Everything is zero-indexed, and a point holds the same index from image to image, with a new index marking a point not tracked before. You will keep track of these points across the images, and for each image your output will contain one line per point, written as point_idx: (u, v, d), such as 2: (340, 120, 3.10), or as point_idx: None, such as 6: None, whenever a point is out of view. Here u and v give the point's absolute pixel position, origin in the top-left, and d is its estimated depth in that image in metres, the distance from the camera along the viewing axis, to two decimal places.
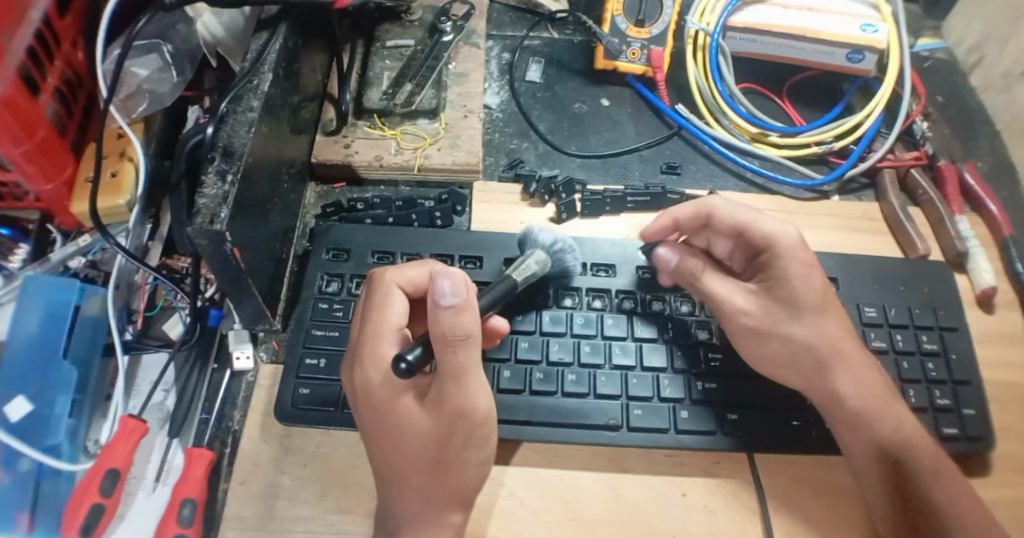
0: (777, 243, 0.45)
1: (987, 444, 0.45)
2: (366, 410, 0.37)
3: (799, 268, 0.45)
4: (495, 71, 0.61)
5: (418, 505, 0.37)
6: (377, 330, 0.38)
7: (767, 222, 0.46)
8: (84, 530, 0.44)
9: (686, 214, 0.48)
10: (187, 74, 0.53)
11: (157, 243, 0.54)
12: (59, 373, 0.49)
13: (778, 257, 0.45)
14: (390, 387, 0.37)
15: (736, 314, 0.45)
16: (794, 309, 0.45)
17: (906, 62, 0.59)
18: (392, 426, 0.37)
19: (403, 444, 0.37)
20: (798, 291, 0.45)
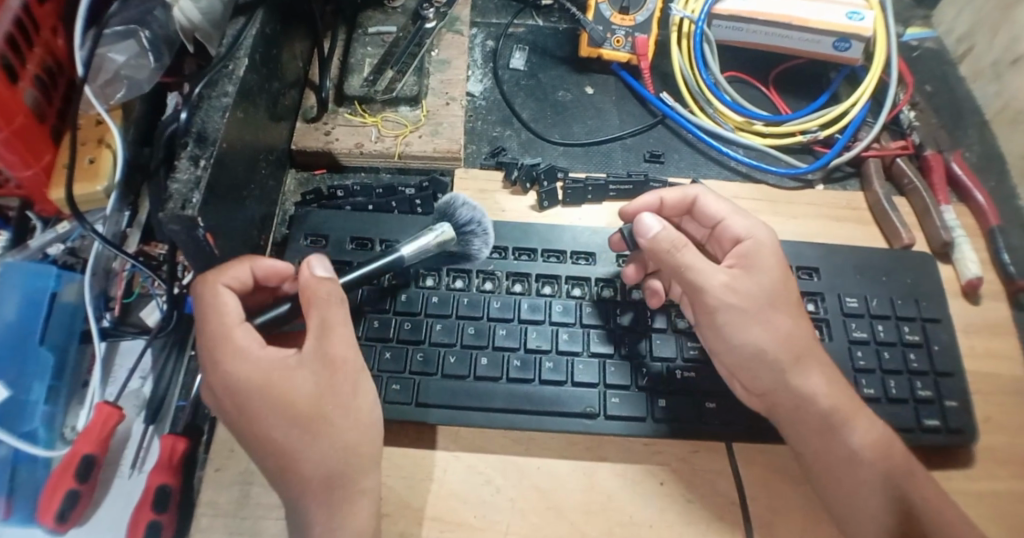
0: (759, 233, 0.45)
1: (968, 435, 0.45)
2: (234, 407, 0.36)
3: (776, 262, 0.44)
4: (479, 59, 0.60)
5: (320, 480, 0.37)
6: (216, 329, 0.37)
7: (743, 219, 0.46)
8: (59, 517, 0.44)
9: (673, 196, 0.47)
10: (165, 60, 0.51)
11: (135, 230, 0.54)
12: (37, 360, 0.49)
13: (757, 247, 0.45)
14: (254, 370, 0.36)
15: (722, 291, 0.43)
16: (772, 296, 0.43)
17: (893, 51, 0.59)
18: (267, 407, 0.36)
19: (283, 422, 0.36)
20: (773, 285, 0.44)
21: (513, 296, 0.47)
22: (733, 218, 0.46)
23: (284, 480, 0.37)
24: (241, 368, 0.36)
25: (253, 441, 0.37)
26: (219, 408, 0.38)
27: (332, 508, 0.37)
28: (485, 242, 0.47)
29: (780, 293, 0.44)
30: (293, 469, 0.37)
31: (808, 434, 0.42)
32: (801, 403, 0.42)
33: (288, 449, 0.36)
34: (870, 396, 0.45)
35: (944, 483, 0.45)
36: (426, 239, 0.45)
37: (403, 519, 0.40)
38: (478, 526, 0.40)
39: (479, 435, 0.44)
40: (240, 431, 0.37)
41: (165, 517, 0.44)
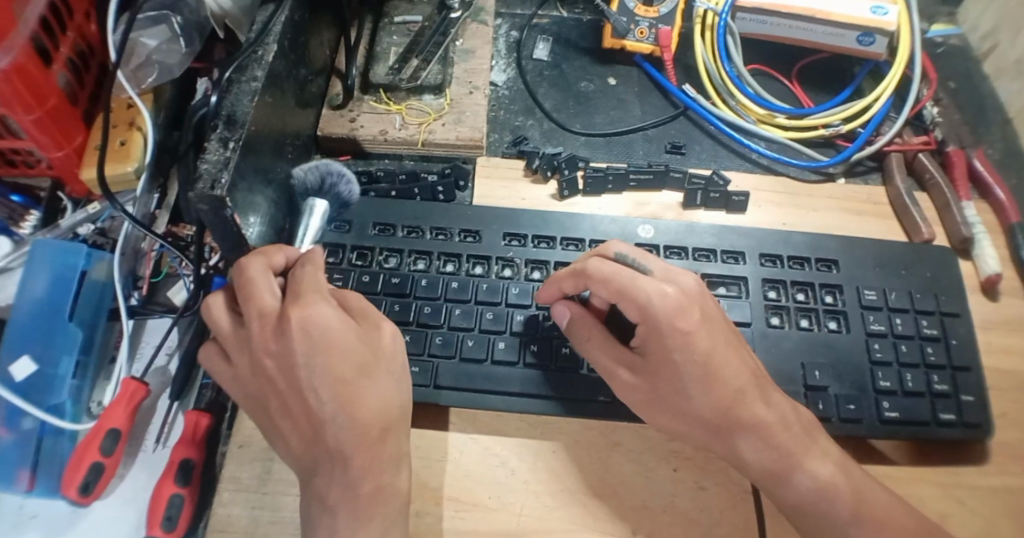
0: (650, 314, 0.38)
1: (984, 430, 0.45)
2: (306, 347, 0.35)
3: (677, 340, 0.38)
4: (502, 49, 0.61)
5: (371, 429, 0.36)
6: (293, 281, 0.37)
7: (642, 292, 0.38)
8: (83, 488, 0.46)
9: (568, 283, 0.42)
10: (196, 45, 0.52)
11: (164, 212, 0.55)
12: (65, 335, 0.50)
13: (656, 326, 0.38)
14: (334, 316, 0.36)
15: (624, 388, 0.41)
16: (678, 384, 0.39)
17: (917, 47, 0.58)
18: (328, 356, 0.35)
19: (329, 375, 0.36)
20: (679, 366, 0.39)
21: (531, 282, 0.47)
22: (622, 300, 0.39)
23: (332, 425, 0.36)
24: (319, 311, 0.36)
25: (312, 386, 0.35)
26: (274, 355, 0.36)
27: (369, 458, 0.36)
28: (350, 180, 0.49)
29: (679, 380, 0.39)
30: (350, 415, 0.36)
31: (761, 475, 0.40)
32: (757, 437, 0.39)
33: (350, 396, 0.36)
34: (886, 388, 0.45)
35: (958, 477, 0.45)
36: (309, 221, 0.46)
37: (420, 498, 0.41)
38: (493, 506, 0.41)
39: (496, 419, 0.45)
40: (297, 378, 0.35)
41: (186, 490, 0.45)
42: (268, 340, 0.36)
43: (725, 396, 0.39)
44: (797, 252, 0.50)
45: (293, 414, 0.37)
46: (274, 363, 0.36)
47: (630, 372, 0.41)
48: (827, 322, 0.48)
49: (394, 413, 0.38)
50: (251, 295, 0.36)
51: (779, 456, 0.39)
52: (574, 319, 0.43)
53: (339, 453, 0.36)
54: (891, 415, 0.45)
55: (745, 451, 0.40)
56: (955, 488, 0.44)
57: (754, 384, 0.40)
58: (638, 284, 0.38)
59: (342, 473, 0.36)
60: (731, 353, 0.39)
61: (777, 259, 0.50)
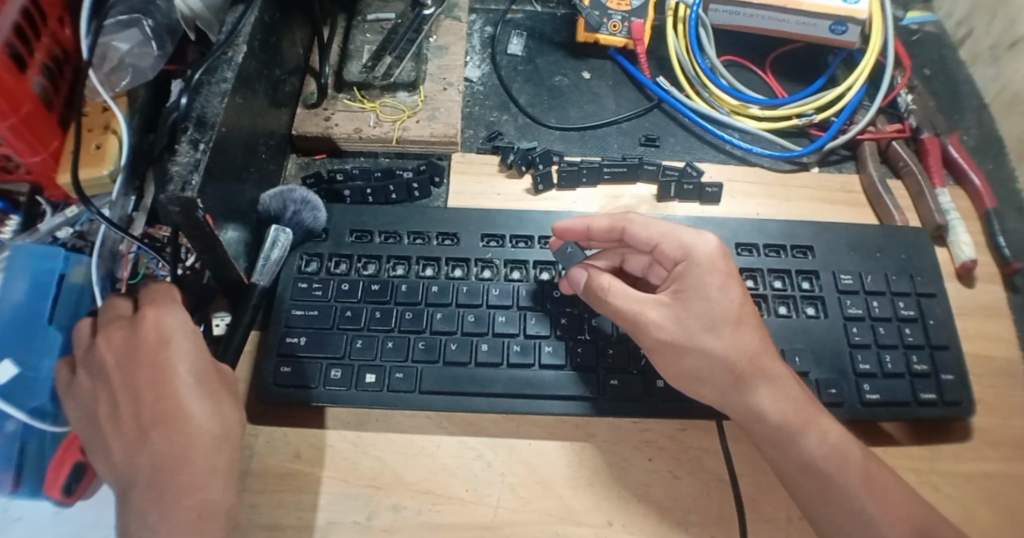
0: (694, 252, 0.42)
1: (964, 408, 0.45)
2: (148, 353, 0.37)
3: (716, 278, 0.41)
4: (477, 44, 0.61)
5: (187, 443, 0.36)
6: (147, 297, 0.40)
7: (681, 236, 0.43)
8: (65, 490, 0.46)
9: (601, 224, 0.45)
10: (168, 48, 0.53)
11: (141, 214, 0.55)
12: (44, 338, 0.50)
13: (697, 264, 0.42)
14: (185, 328, 0.39)
15: (648, 327, 0.41)
16: (712, 319, 0.41)
17: (889, 34, 0.59)
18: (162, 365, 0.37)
19: (158, 384, 0.37)
20: (714, 303, 0.41)
21: (512, 283, 0.47)
22: (665, 239, 0.43)
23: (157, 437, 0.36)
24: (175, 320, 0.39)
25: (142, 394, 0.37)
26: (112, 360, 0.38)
27: (186, 473, 0.36)
28: (315, 206, 0.49)
29: (714, 315, 0.41)
30: (173, 426, 0.36)
31: (767, 437, 0.40)
32: (776, 389, 0.40)
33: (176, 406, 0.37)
34: (865, 371, 0.46)
35: (934, 462, 0.45)
36: (271, 252, 0.46)
37: (396, 492, 0.42)
38: (470, 499, 0.41)
39: (473, 414, 0.45)
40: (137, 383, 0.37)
41: None
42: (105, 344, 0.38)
43: (750, 345, 0.41)
44: (773, 240, 0.50)
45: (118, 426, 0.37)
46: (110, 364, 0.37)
47: (659, 311, 0.41)
48: (805, 308, 0.48)
49: (223, 435, 0.38)
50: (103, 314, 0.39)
51: (774, 431, 0.40)
52: (592, 272, 0.43)
53: (153, 469, 0.35)
54: (872, 397, 0.45)
55: (764, 403, 0.40)
56: (931, 474, 0.45)
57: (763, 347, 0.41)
58: (682, 227, 0.43)
59: (156, 490, 0.35)
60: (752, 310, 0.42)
61: (753, 248, 0.50)
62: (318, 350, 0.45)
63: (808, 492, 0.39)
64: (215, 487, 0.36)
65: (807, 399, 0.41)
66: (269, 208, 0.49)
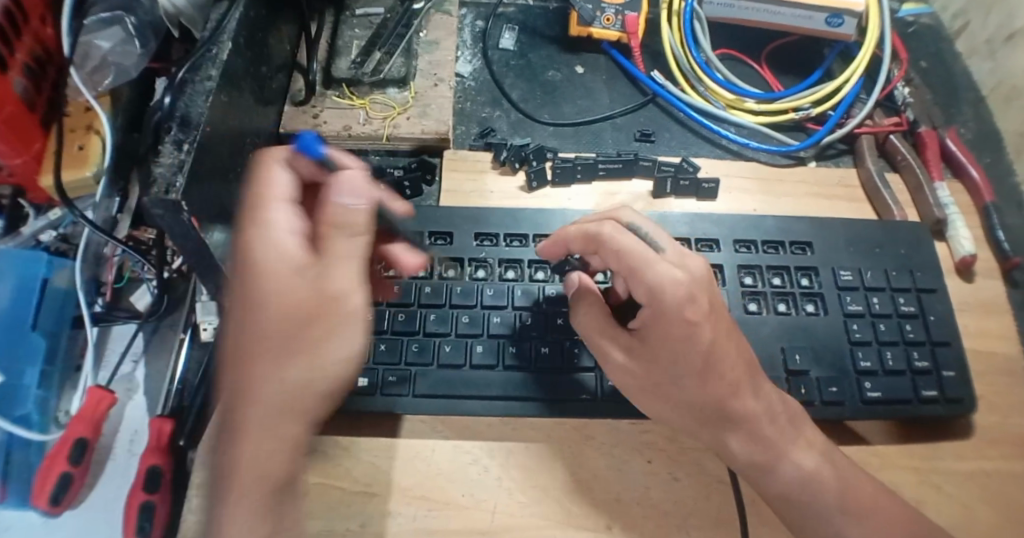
0: (661, 298, 0.36)
1: (965, 405, 0.45)
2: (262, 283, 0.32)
3: (682, 328, 0.36)
4: (468, 39, 0.60)
5: (297, 384, 0.32)
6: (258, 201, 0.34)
7: (652, 271, 0.37)
8: (52, 500, 0.45)
9: (576, 243, 0.42)
10: (151, 45, 0.50)
11: (126, 216, 0.53)
12: (30, 344, 0.49)
13: (662, 313, 0.37)
14: (293, 265, 0.32)
15: (614, 369, 0.40)
16: (674, 370, 0.38)
17: (886, 26, 0.58)
18: (262, 297, 0.32)
19: (278, 318, 0.32)
20: (680, 355, 0.37)
21: (506, 282, 0.46)
22: (631, 277, 0.37)
23: (281, 368, 0.32)
24: (349, 216, 0.33)
25: (313, 305, 0.32)
26: (263, 244, 0.33)
27: (265, 420, 0.31)
28: None
29: (675, 368, 0.38)
30: (308, 352, 0.32)
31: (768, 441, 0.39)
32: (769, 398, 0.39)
33: (309, 337, 0.32)
34: (866, 368, 0.45)
35: (936, 460, 0.45)
36: None
37: (391, 499, 0.41)
38: (467, 505, 0.41)
39: (469, 418, 0.44)
40: (302, 291, 0.32)
41: (156, 497, 0.44)
42: (246, 273, 0.32)
43: (727, 380, 0.38)
44: (771, 236, 0.50)
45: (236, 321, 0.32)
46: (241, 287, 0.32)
47: (625, 354, 0.40)
48: (805, 305, 0.47)
49: (302, 394, 0.32)
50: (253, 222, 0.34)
51: (776, 433, 0.40)
52: (581, 288, 0.43)
53: (248, 408, 0.31)
54: (873, 395, 0.44)
55: (732, 444, 0.40)
56: (932, 472, 0.44)
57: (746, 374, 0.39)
58: (651, 264, 0.37)
59: (231, 439, 0.31)
60: (731, 347, 0.38)
61: (751, 245, 0.49)
62: None
63: (805, 496, 0.39)
64: (290, 431, 0.32)
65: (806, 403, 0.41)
66: None
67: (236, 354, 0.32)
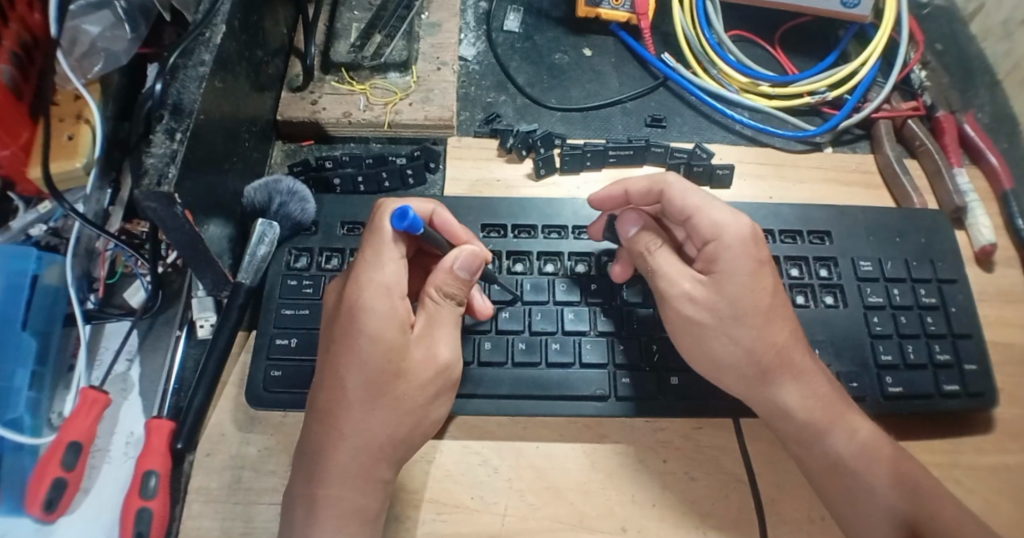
0: (727, 232, 0.39)
1: (988, 399, 0.43)
2: (386, 338, 0.36)
3: (748, 263, 0.39)
4: (471, 21, 0.58)
5: (400, 434, 0.37)
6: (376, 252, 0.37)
7: (717, 211, 0.40)
8: (46, 505, 0.43)
9: (640, 186, 0.43)
10: (142, 30, 0.49)
11: (118, 208, 0.51)
12: (18, 345, 0.47)
13: (728, 248, 0.39)
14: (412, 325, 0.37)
15: (681, 304, 0.40)
16: (739, 306, 0.39)
17: (904, 9, 0.56)
18: (385, 355, 0.36)
19: (398, 370, 0.36)
20: (743, 288, 0.39)
21: (514, 276, 0.45)
22: (698, 216, 0.40)
23: (388, 423, 0.36)
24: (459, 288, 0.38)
25: (424, 372, 0.37)
26: (386, 317, 0.36)
27: (360, 460, 0.36)
28: (302, 197, 0.46)
29: (741, 300, 0.39)
30: (412, 407, 0.37)
31: None
32: (796, 389, 0.39)
33: (422, 398, 0.37)
34: (887, 362, 0.44)
35: (957, 456, 0.43)
36: (258, 248, 0.44)
37: (398, 502, 0.39)
38: (476, 508, 0.39)
39: (477, 417, 0.42)
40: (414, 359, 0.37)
41: (154, 503, 0.40)
42: (378, 324, 0.36)
43: (778, 338, 0.40)
44: (789, 225, 0.48)
45: (348, 382, 0.35)
46: (371, 336, 0.35)
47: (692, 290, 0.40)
48: (824, 297, 0.46)
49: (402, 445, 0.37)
50: (371, 280, 0.36)
51: (798, 428, 0.39)
52: (645, 225, 0.41)
53: (347, 444, 0.36)
54: (894, 390, 0.43)
55: (784, 405, 0.39)
56: (954, 468, 0.43)
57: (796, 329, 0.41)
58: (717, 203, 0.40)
59: (325, 471, 0.36)
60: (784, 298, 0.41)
61: (768, 235, 0.47)
62: (310, 351, 0.42)
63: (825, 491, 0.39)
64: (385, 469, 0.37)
65: (834, 397, 0.40)
66: (254, 198, 0.46)
67: (358, 394, 0.36)
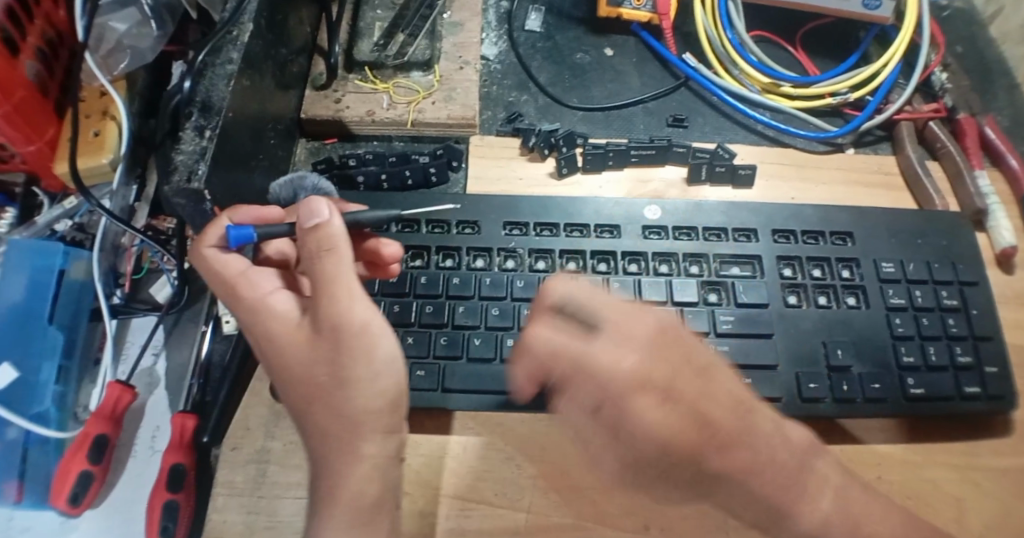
0: (609, 387, 0.33)
1: (1008, 402, 0.43)
2: (274, 339, 0.33)
3: (645, 414, 0.33)
4: (492, 21, 0.58)
5: (356, 414, 0.32)
6: (229, 281, 0.35)
7: (601, 359, 0.33)
8: (72, 498, 0.44)
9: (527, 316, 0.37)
10: (168, 28, 0.49)
11: (144, 204, 0.52)
12: (45, 339, 0.48)
13: (618, 408, 0.33)
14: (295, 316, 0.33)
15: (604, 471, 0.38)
16: (656, 459, 0.34)
17: (925, 11, 0.56)
18: (283, 355, 0.33)
19: (304, 360, 0.32)
20: (654, 440, 0.33)
21: (537, 274, 0.45)
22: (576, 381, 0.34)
23: (334, 407, 0.32)
24: (313, 245, 0.32)
25: (319, 344, 0.32)
26: (254, 311, 0.34)
27: (337, 457, 0.33)
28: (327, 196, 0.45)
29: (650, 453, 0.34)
30: (342, 385, 0.32)
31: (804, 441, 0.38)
32: None
33: (343, 372, 0.32)
34: (909, 364, 0.44)
35: (979, 458, 0.43)
36: None
37: (421, 497, 0.40)
38: (498, 504, 0.39)
39: (499, 413, 0.42)
40: (307, 339, 0.32)
41: (180, 497, 0.43)
42: (263, 334, 0.33)
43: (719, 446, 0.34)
44: (810, 226, 0.48)
45: (280, 385, 0.34)
46: (265, 347, 0.33)
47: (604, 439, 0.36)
48: (846, 298, 0.46)
49: (368, 421, 0.33)
50: (238, 298, 0.34)
51: None
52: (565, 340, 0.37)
53: (320, 448, 0.33)
54: (916, 392, 0.43)
55: None
56: (975, 470, 0.43)
57: (740, 410, 0.34)
58: (591, 353, 0.33)
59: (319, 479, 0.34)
60: (711, 406, 0.33)
61: (790, 235, 0.47)
62: None
63: None
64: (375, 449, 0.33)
65: None
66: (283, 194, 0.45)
67: (294, 399, 0.33)
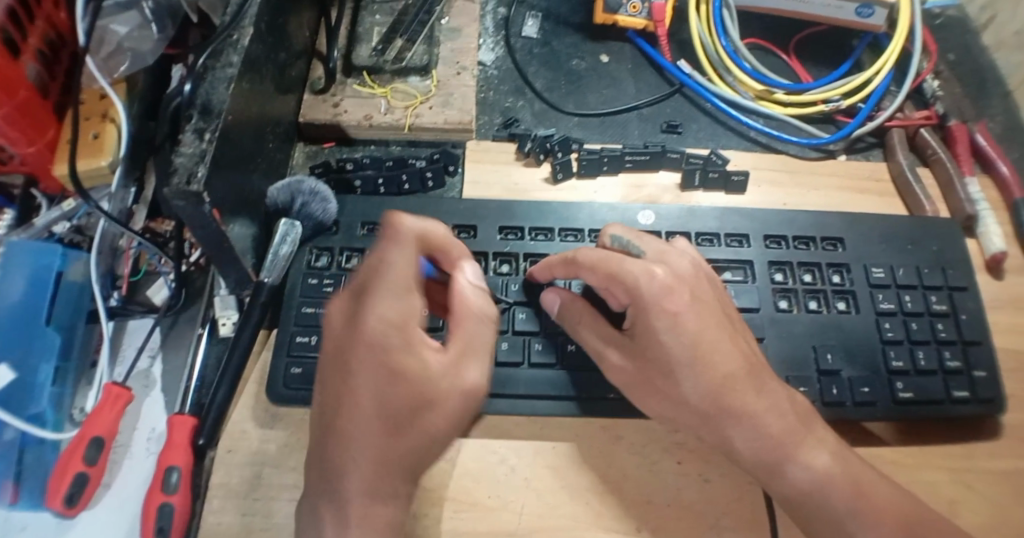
0: (637, 289, 0.38)
1: (997, 406, 0.44)
2: (400, 366, 0.32)
3: (664, 320, 0.37)
4: (490, 27, 0.59)
5: (415, 457, 0.34)
6: (381, 287, 0.33)
7: (633, 266, 0.38)
8: (68, 499, 0.44)
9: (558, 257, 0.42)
10: (169, 31, 0.49)
11: (141, 207, 0.53)
12: (44, 340, 0.48)
13: (642, 308, 0.38)
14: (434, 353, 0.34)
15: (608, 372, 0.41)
16: (666, 367, 0.38)
17: (917, 20, 0.57)
18: (402, 385, 0.32)
19: (418, 400, 0.33)
20: (668, 348, 0.38)
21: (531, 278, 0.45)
22: (611, 285, 0.39)
23: (411, 450, 0.33)
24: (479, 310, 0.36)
25: (437, 401, 0.33)
26: (404, 348, 0.33)
27: (374, 484, 0.33)
28: (324, 198, 0.47)
29: (665, 360, 0.38)
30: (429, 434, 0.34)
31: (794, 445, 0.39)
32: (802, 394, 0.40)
33: (445, 424, 0.34)
34: (898, 368, 0.44)
35: (968, 461, 0.44)
36: (278, 253, 0.45)
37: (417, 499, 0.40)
38: (493, 506, 0.40)
39: (494, 416, 0.43)
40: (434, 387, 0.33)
41: (176, 499, 0.42)
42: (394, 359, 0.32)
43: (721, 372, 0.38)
44: (802, 231, 0.48)
45: (361, 408, 0.32)
46: (385, 369, 0.32)
47: (616, 348, 0.40)
48: (836, 303, 0.46)
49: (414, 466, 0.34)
50: (381, 310, 0.33)
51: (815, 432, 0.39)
52: (565, 302, 0.42)
53: (362, 473, 0.32)
54: (905, 395, 0.43)
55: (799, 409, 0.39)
56: (965, 473, 0.43)
57: (724, 319, 0.40)
58: (625, 266, 0.38)
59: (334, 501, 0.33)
60: (722, 336, 0.38)
61: (782, 240, 0.48)
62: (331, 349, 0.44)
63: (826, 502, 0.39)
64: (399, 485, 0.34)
65: None
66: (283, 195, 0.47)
67: (375, 425, 0.32)
